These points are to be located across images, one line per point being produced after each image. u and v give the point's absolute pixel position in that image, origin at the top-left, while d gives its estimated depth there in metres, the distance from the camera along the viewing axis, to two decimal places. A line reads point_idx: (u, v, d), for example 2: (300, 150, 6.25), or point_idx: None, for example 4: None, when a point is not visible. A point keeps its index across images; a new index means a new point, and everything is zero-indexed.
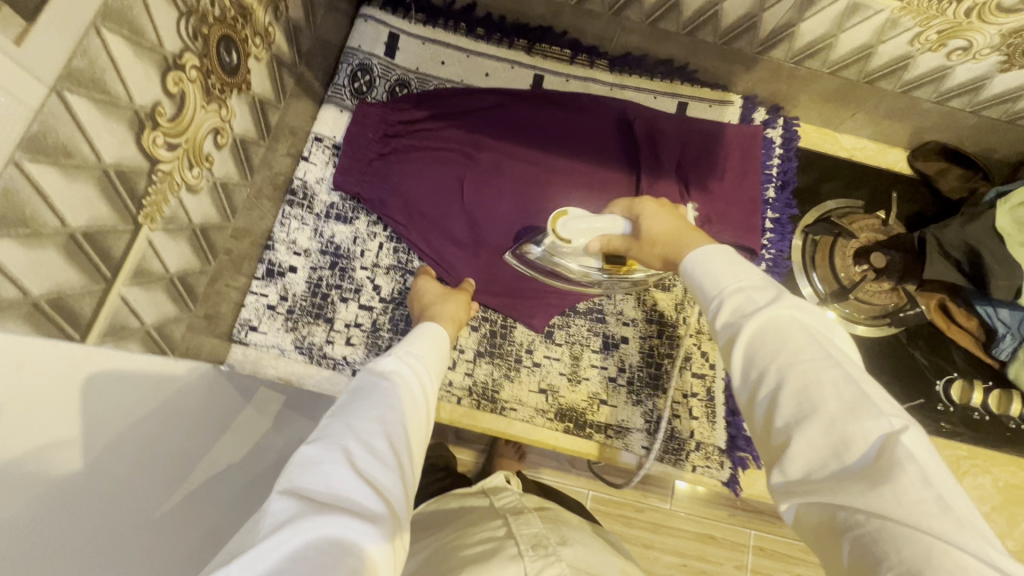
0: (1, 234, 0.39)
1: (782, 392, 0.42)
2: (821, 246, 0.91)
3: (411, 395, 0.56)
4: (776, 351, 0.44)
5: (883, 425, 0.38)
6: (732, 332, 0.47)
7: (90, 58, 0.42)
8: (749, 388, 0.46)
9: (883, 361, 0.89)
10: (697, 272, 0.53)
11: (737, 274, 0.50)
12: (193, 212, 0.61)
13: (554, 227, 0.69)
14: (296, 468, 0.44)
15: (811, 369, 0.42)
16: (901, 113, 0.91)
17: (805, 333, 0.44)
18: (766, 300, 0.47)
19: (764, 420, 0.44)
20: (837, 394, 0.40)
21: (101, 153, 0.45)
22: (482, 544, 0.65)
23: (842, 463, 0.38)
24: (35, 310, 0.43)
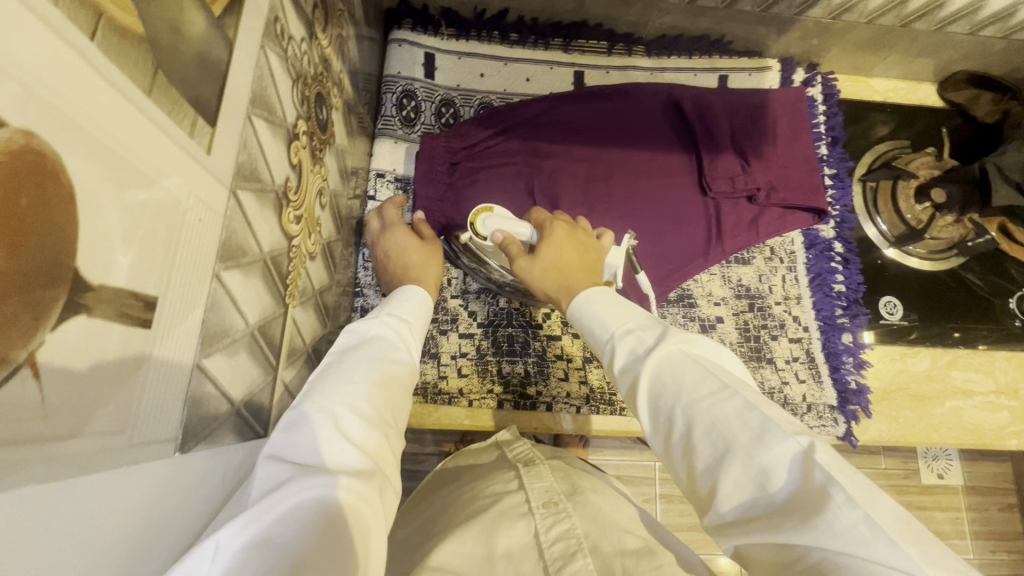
0: (214, 350, 0.37)
1: (694, 433, 0.40)
2: (882, 191, 0.94)
3: (396, 354, 0.51)
4: (676, 392, 0.42)
5: (793, 445, 0.36)
6: (631, 379, 0.45)
7: (248, 150, 0.40)
8: (662, 433, 0.43)
9: (953, 288, 0.92)
10: (587, 320, 0.51)
11: (622, 315, 0.49)
12: (313, 277, 0.59)
13: (474, 222, 0.69)
14: (275, 438, 0.39)
15: (714, 404, 0.39)
16: (933, 50, 0.94)
17: (694, 366, 0.42)
18: (652, 339, 0.46)
19: (682, 468, 0.41)
20: (742, 425, 0.38)
21: (261, 243, 0.44)
22: (491, 500, 0.56)
23: (768, 495, 0.36)
24: (238, 418, 0.42)
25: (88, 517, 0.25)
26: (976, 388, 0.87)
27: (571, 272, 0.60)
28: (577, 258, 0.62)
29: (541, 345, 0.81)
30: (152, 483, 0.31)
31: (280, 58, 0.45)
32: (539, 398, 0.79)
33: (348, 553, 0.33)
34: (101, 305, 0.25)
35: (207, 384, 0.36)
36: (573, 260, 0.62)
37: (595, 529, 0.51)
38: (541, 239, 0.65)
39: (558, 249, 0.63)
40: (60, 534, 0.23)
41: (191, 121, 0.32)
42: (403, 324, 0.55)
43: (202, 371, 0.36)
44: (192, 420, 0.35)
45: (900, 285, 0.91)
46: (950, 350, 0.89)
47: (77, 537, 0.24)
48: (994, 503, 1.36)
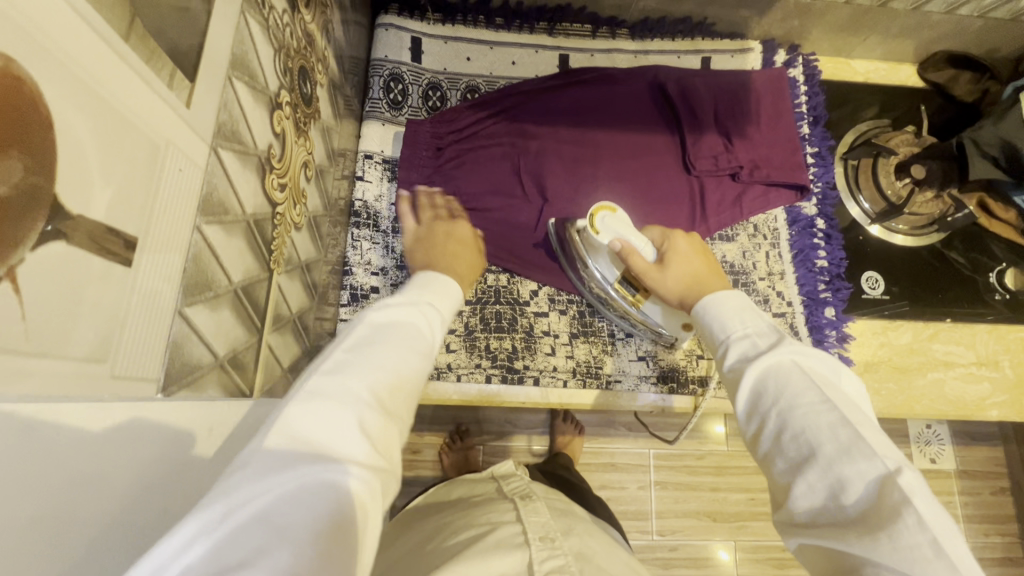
0: (196, 300, 0.38)
1: (783, 434, 0.43)
2: (862, 169, 0.95)
3: (419, 341, 0.48)
4: (777, 395, 0.45)
5: (879, 467, 0.38)
6: (737, 374, 0.48)
7: (229, 110, 0.41)
8: (753, 426, 0.46)
9: (934, 263, 0.93)
10: (710, 318, 0.55)
11: (744, 320, 0.52)
12: (300, 249, 0.60)
13: (594, 216, 0.68)
14: (296, 400, 0.36)
15: (812, 414, 0.42)
16: (911, 30, 0.95)
17: (803, 379, 0.45)
18: (768, 346, 0.49)
19: (765, 459, 0.45)
20: (833, 437, 0.41)
21: (244, 205, 0.45)
22: (486, 529, 0.57)
23: (841, 507, 0.39)
24: (222, 372, 0.43)
25: (69, 446, 0.26)
26: (958, 360, 0.89)
27: (704, 277, 0.64)
28: (704, 262, 0.66)
29: (528, 321, 0.82)
30: (140, 421, 0.32)
31: (261, 26, 0.46)
32: (526, 372, 0.80)
33: (348, 549, 0.32)
34: (79, 234, 0.26)
35: (189, 332, 0.38)
36: (698, 265, 0.66)
37: (588, 566, 0.51)
38: (666, 254, 0.67)
39: (681, 265, 0.66)
40: (41, 456, 0.24)
41: (169, 73, 0.33)
42: (431, 315, 0.53)
43: (185, 318, 0.37)
44: (174, 365, 0.36)
45: (883, 261, 0.93)
46: (932, 324, 0.90)
47: (55, 443, 0.25)
48: (985, 485, 1.37)
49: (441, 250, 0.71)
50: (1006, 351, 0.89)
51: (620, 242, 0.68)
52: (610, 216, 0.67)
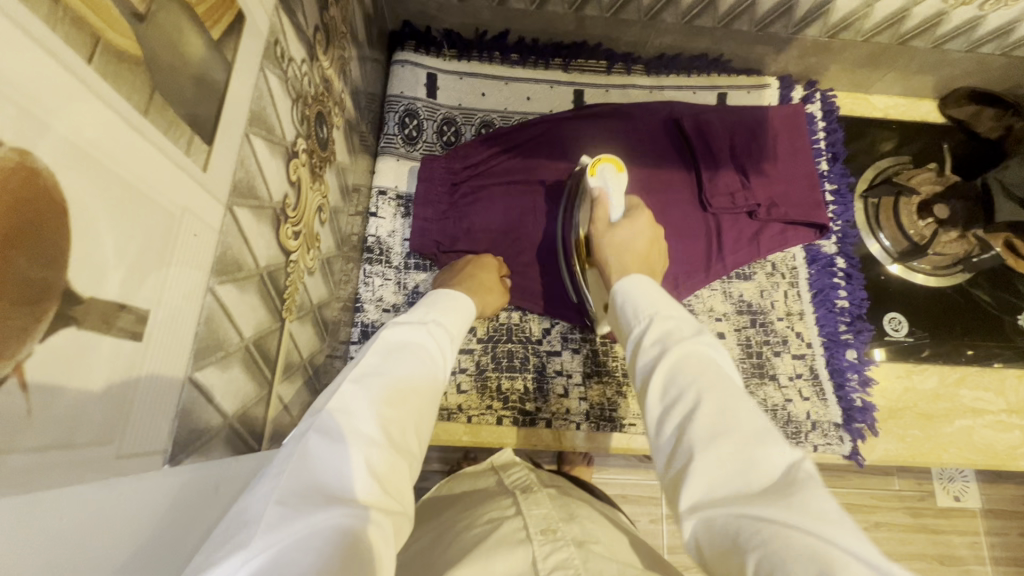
0: (207, 362, 0.38)
1: (695, 415, 0.40)
2: (883, 208, 0.93)
3: (428, 372, 0.49)
4: (692, 378, 0.43)
5: (785, 453, 0.37)
6: (653, 358, 0.46)
7: (246, 167, 0.41)
8: (662, 409, 0.43)
9: (960, 304, 0.90)
10: (630, 304, 0.53)
11: (669, 308, 0.51)
12: (312, 292, 0.60)
13: (598, 160, 0.69)
14: (308, 442, 0.36)
15: (726, 398, 0.41)
16: (933, 66, 0.94)
17: (719, 369, 0.44)
18: (689, 334, 0.47)
19: (665, 446, 0.41)
20: (742, 421, 0.39)
21: (258, 258, 0.44)
22: (487, 527, 0.54)
23: (743, 487, 0.36)
24: (230, 431, 0.42)
25: (81, 531, 0.25)
26: (987, 407, 0.86)
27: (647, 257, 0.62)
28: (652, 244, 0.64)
29: (540, 361, 0.81)
30: (150, 496, 0.31)
31: (280, 78, 0.46)
32: (538, 415, 0.78)
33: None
34: (91, 317, 0.26)
35: (198, 396, 0.37)
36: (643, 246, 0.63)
37: (592, 558, 0.47)
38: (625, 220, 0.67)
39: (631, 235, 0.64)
40: (56, 537, 0.24)
41: (187, 140, 0.33)
42: (434, 337, 0.54)
43: (195, 383, 0.36)
44: (183, 432, 0.35)
45: (905, 302, 0.90)
46: (959, 368, 0.87)
47: (66, 531, 0.24)
48: (1014, 527, 1.31)
49: (466, 279, 0.71)
50: None
51: (600, 190, 0.69)
52: (611, 167, 0.69)
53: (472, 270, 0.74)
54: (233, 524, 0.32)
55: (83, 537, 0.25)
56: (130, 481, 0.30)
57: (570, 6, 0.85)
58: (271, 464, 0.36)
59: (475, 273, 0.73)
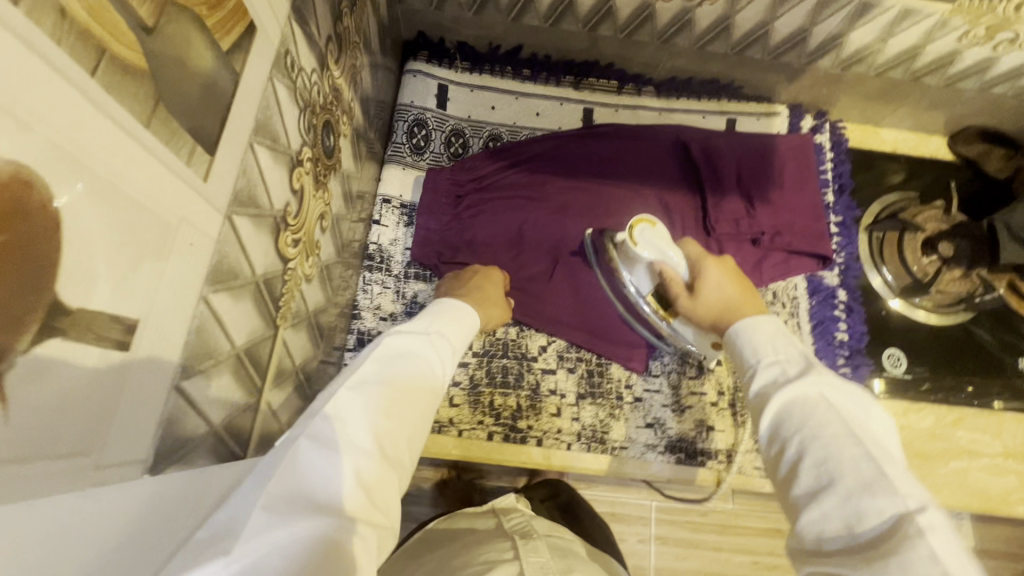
0: (196, 371, 0.37)
1: (803, 461, 0.40)
2: (888, 242, 0.92)
3: (428, 378, 0.49)
4: (801, 422, 0.42)
5: (898, 504, 0.34)
6: (760, 401, 0.46)
7: (247, 176, 0.41)
8: (775, 451, 0.43)
9: (961, 344, 0.89)
10: (738, 342, 0.53)
11: (778, 346, 0.50)
12: (309, 301, 0.60)
13: (633, 228, 0.66)
14: (297, 450, 0.36)
15: (834, 443, 0.39)
16: (945, 103, 0.93)
17: (828, 410, 0.42)
18: (797, 375, 0.46)
19: (785, 484, 0.42)
20: (856, 471, 0.37)
21: (255, 266, 0.44)
22: (482, 568, 0.54)
23: (853, 537, 0.35)
24: (216, 439, 0.42)
25: (57, 541, 0.25)
26: (983, 450, 0.85)
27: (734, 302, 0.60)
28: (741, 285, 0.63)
29: (535, 378, 0.80)
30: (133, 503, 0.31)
31: (288, 89, 0.46)
32: (529, 433, 0.78)
33: None
34: (76, 327, 0.26)
35: (185, 405, 0.37)
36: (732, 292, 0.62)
37: None
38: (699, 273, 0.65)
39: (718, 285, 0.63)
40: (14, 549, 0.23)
41: (188, 150, 0.33)
42: (439, 347, 0.53)
43: (181, 392, 0.36)
44: (166, 441, 0.35)
45: (905, 339, 0.89)
46: (957, 409, 0.86)
47: (41, 539, 0.24)
48: (1006, 569, 1.28)
49: (474, 291, 0.71)
50: None
51: (658, 261, 0.66)
52: (651, 230, 0.65)
53: (478, 281, 0.74)
54: (213, 527, 0.32)
55: (60, 544, 0.25)
56: (113, 490, 0.30)
57: (584, 26, 0.85)
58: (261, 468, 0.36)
59: (481, 285, 0.73)
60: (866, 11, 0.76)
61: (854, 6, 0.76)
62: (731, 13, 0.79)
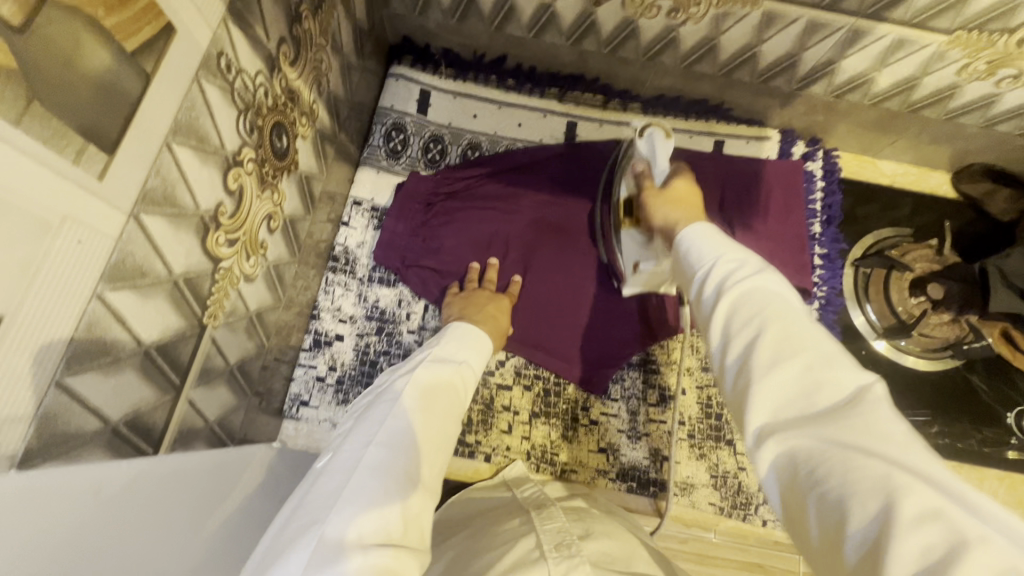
0: (86, 369, 0.37)
1: (761, 342, 0.37)
2: (874, 279, 0.88)
3: (453, 406, 0.57)
4: (761, 308, 0.38)
5: (858, 378, 0.34)
6: (715, 296, 0.41)
7: (162, 176, 0.41)
8: (724, 344, 0.39)
9: (945, 392, 0.85)
10: (688, 248, 0.47)
11: (732, 251, 0.44)
12: (250, 299, 0.60)
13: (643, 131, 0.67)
14: (354, 481, 0.44)
15: (795, 329, 0.37)
16: (946, 138, 0.89)
17: (788, 303, 0.39)
18: (753, 270, 0.41)
19: (732, 379, 0.38)
20: (816, 346, 0.36)
21: (172, 266, 0.45)
22: (503, 542, 0.50)
23: (811, 410, 0.34)
24: (116, 436, 0.42)
25: None
26: None
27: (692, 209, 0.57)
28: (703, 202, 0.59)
29: (489, 393, 0.79)
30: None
31: (222, 91, 0.47)
32: (478, 448, 0.77)
33: None
34: None
35: (69, 403, 0.37)
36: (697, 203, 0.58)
37: None
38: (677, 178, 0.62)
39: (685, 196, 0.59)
40: None
41: (76, 149, 0.33)
42: (463, 379, 0.60)
43: (64, 389, 0.36)
44: (45, 438, 0.35)
45: (884, 381, 0.85)
46: (934, 460, 0.82)
47: None
48: None
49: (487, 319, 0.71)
50: (1017, 504, 0.81)
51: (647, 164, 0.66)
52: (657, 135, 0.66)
53: (493, 311, 0.73)
54: (298, 544, 0.40)
55: None
56: None
57: (567, 39, 0.83)
58: (326, 496, 0.43)
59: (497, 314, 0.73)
60: (858, 38, 0.73)
61: (845, 33, 0.72)
62: (715, 33, 0.76)
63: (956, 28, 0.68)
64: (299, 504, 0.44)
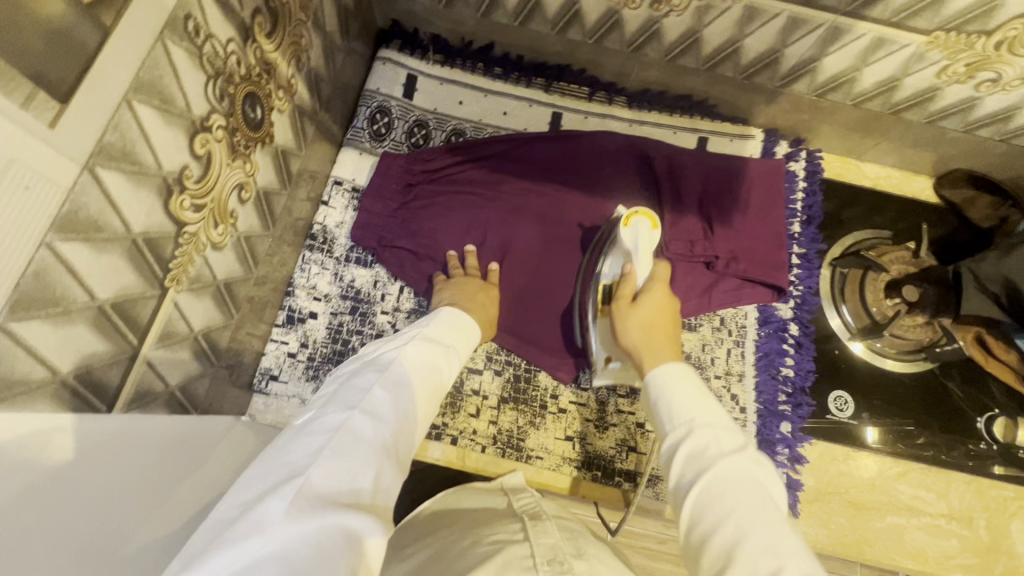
0: (33, 316, 0.38)
1: (736, 549, 0.40)
2: (850, 279, 0.89)
3: (436, 390, 0.55)
4: (734, 508, 0.42)
5: None
6: (691, 480, 0.45)
7: (121, 132, 0.41)
8: (700, 537, 0.43)
9: (917, 395, 0.85)
10: (662, 403, 0.52)
11: (698, 410, 0.49)
12: (217, 268, 0.60)
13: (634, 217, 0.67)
14: (338, 439, 0.42)
15: (765, 526, 0.40)
16: (927, 142, 0.89)
17: (757, 489, 0.43)
18: (726, 446, 0.46)
19: (712, 563, 0.41)
20: (786, 552, 0.39)
21: (131, 223, 0.45)
22: (492, 547, 0.49)
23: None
24: (64, 387, 0.42)
25: None
26: (925, 508, 0.81)
27: (657, 337, 0.61)
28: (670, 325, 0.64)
29: (459, 377, 0.79)
30: None
31: (190, 55, 0.47)
32: (445, 431, 0.77)
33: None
34: None
35: (14, 348, 0.37)
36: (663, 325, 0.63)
37: None
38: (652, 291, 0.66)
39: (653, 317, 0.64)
40: None
41: (25, 94, 0.33)
42: (451, 365, 0.59)
43: (9, 333, 0.36)
44: None
45: (855, 381, 0.85)
46: (902, 462, 0.82)
47: None
48: None
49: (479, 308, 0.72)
50: (983, 510, 0.80)
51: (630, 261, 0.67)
52: (645, 227, 0.66)
53: (482, 299, 0.74)
54: (273, 492, 0.37)
55: None
56: None
57: (553, 28, 0.84)
58: (306, 449, 0.41)
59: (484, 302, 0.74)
60: (838, 35, 0.73)
61: (825, 30, 0.73)
62: (698, 26, 0.77)
63: (934, 28, 0.68)
64: (274, 459, 0.42)
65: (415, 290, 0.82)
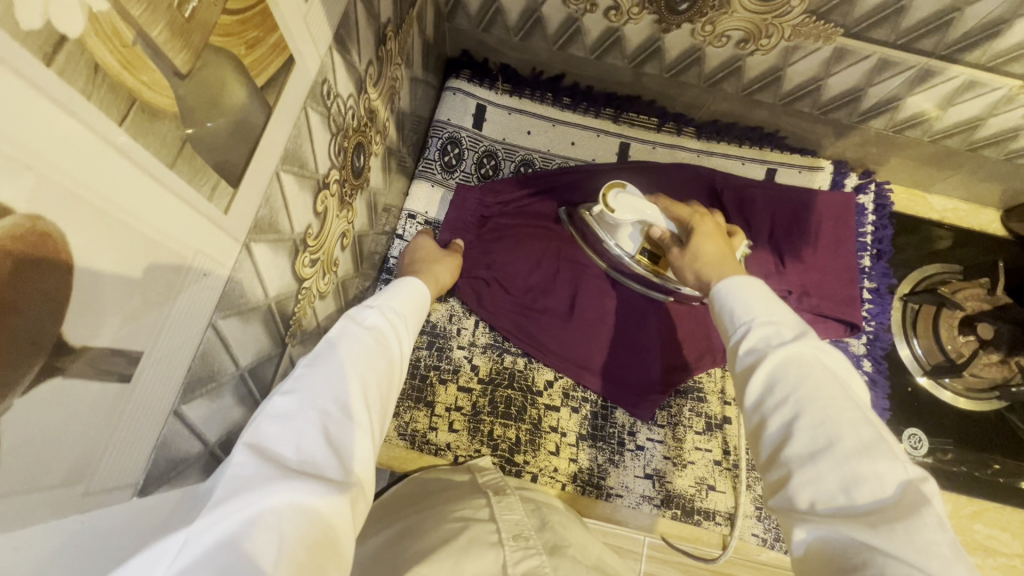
0: (196, 396, 0.38)
1: (797, 424, 0.37)
2: (922, 314, 0.88)
3: (390, 352, 0.46)
4: (796, 387, 0.38)
5: (900, 473, 0.34)
6: (754, 359, 0.41)
7: (270, 204, 0.41)
8: (758, 413, 0.40)
9: (990, 433, 0.85)
10: (725, 301, 0.47)
11: (771, 306, 0.45)
12: (320, 316, 0.60)
13: (606, 194, 0.64)
14: (260, 423, 0.35)
15: (834, 404, 0.37)
16: (1001, 176, 0.89)
17: (829, 376, 0.39)
18: (794, 336, 0.42)
19: (772, 444, 0.39)
20: (855, 431, 0.35)
21: (268, 289, 0.45)
22: (455, 525, 0.50)
23: (849, 498, 0.34)
24: (209, 458, 0.42)
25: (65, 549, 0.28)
26: (999, 547, 0.81)
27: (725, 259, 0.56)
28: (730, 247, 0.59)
29: (537, 413, 0.80)
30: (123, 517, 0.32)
31: (322, 117, 0.47)
32: (525, 468, 0.77)
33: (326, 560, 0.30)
34: (80, 366, 0.26)
35: (180, 428, 0.37)
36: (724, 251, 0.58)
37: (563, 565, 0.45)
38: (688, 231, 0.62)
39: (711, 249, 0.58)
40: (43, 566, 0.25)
41: (212, 185, 0.33)
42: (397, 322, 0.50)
43: (179, 416, 0.36)
44: (158, 463, 0.36)
45: (929, 419, 0.85)
46: (977, 501, 0.82)
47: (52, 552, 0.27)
48: None
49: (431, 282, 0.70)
50: None
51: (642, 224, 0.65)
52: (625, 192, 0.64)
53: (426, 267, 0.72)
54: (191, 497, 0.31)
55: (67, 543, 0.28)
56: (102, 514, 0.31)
57: (630, 61, 0.83)
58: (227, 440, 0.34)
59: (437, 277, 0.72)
60: (927, 77, 0.73)
61: (915, 71, 0.72)
62: (783, 65, 0.76)
63: None
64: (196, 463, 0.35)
65: (489, 322, 0.82)
